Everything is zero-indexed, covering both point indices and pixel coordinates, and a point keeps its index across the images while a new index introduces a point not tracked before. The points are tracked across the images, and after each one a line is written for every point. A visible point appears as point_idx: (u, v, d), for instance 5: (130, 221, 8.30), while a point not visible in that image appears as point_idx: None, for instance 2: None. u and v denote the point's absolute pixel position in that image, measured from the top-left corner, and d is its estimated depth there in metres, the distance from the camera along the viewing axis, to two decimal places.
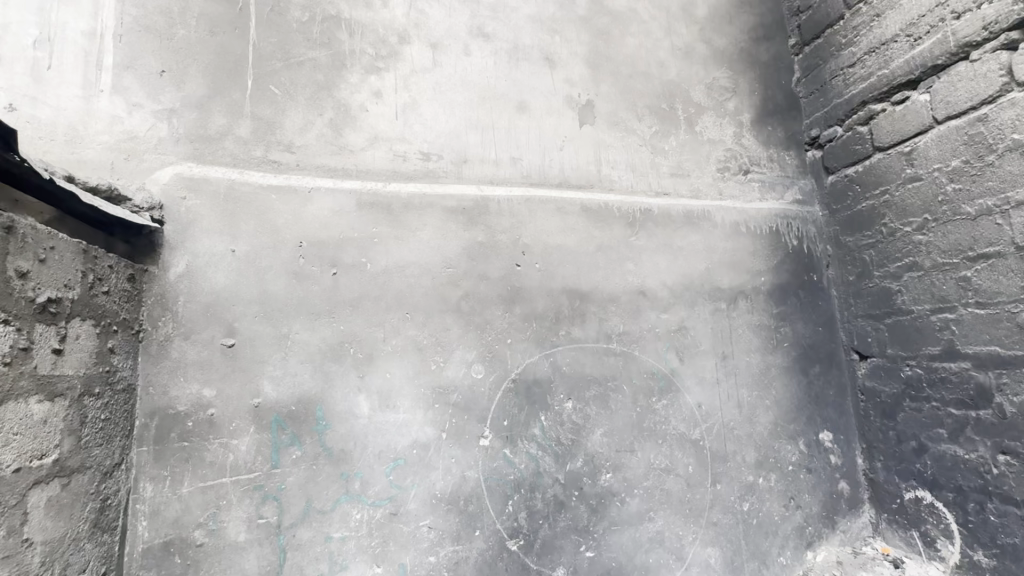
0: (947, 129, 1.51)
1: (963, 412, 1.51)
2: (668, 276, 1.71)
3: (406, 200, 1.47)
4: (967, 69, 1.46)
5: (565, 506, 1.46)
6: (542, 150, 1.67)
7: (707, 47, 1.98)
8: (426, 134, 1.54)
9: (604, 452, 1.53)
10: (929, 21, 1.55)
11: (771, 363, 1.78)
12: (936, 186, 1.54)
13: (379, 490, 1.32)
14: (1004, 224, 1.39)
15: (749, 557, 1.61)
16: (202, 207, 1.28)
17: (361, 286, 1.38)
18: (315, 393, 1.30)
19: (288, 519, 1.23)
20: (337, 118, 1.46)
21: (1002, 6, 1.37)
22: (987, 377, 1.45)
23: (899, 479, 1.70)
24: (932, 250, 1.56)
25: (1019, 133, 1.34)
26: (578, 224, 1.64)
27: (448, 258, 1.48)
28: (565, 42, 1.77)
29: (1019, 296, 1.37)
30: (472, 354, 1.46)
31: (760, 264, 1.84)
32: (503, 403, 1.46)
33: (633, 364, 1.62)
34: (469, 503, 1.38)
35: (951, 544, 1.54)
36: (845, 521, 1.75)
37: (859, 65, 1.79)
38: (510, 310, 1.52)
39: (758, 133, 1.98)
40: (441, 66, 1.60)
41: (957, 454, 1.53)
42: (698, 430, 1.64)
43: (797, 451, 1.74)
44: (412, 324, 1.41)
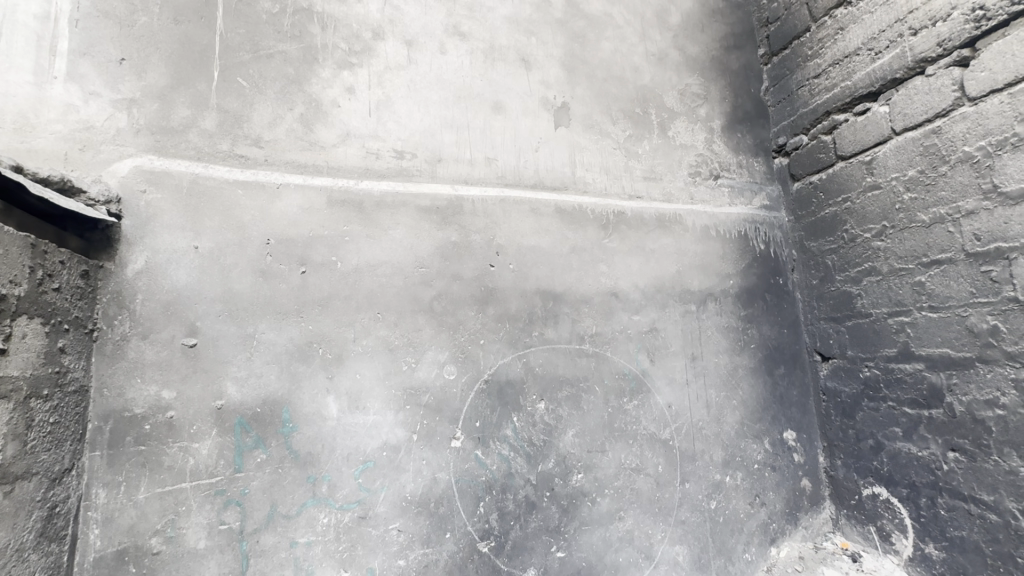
0: (904, 140, 1.58)
1: (916, 411, 1.57)
2: (640, 278, 1.74)
3: (379, 199, 1.45)
4: (923, 83, 1.52)
5: (536, 507, 1.46)
6: (516, 151, 1.67)
7: (681, 54, 2.02)
8: (399, 132, 1.52)
9: (576, 452, 1.54)
10: (889, 37, 1.61)
11: (739, 364, 1.83)
12: (893, 195, 1.60)
13: (348, 493, 1.29)
14: (955, 232, 1.45)
15: (716, 554, 1.65)
16: (163, 201, 1.23)
17: (331, 285, 1.36)
18: (281, 395, 1.27)
19: (251, 525, 1.20)
20: (308, 113, 1.42)
21: (954, 24, 1.43)
22: (939, 378, 1.51)
23: (857, 476, 1.76)
24: (890, 256, 1.62)
25: (969, 145, 1.40)
26: (552, 225, 1.65)
27: (421, 258, 1.46)
28: (541, 44, 1.77)
29: (968, 300, 1.42)
30: (445, 355, 1.45)
31: (729, 267, 1.88)
32: (475, 404, 1.45)
33: (606, 365, 1.63)
34: (440, 505, 1.37)
35: (905, 538, 1.60)
36: (807, 517, 1.82)
37: (824, 76, 1.86)
38: (483, 311, 1.51)
39: (729, 139, 2.03)
40: (416, 64, 1.58)
41: (911, 452, 1.59)
42: (668, 430, 1.67)
43: (762, 450, 1.79)
44: (383, 324, 1.39)
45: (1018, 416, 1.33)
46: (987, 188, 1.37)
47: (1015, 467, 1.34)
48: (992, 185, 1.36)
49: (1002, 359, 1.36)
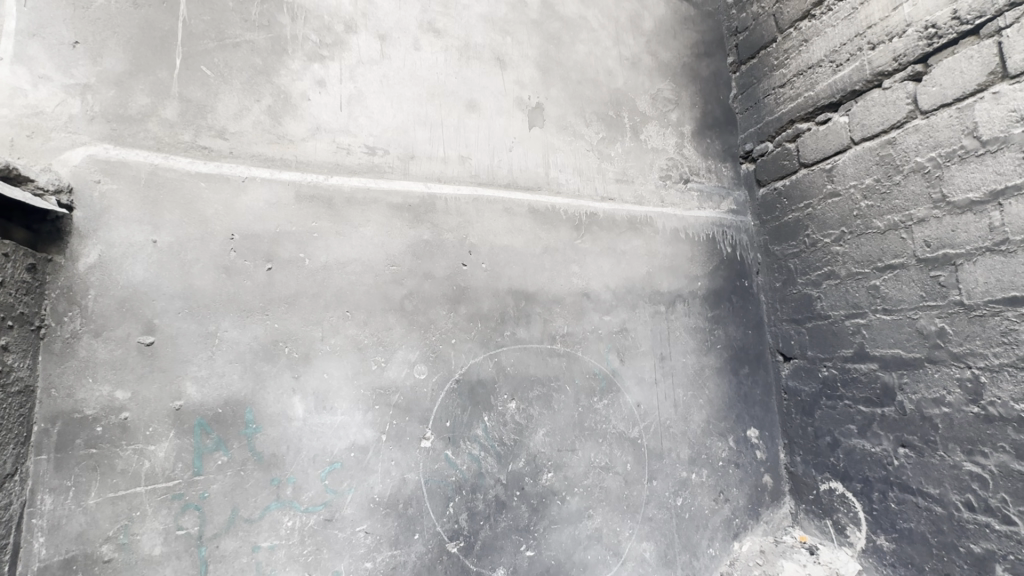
0: (862, 149, 1.65)
1: (871, 409, 1.64)
2: (611, 278, 1.76)
3: (349, 194, 1.42)
4: (880, 96, 1.59)
5: (506, 506, 1.46)
6: (490, 150, 1.67)
7: (654, 60, 2.06)
8: (371, 127, 1.50)
9: (546, 452, 1.55)
10: (849, 50, 1.68)
11: (705, 364, 1.88)
12: (852, 202, 1.67)
13: (314, 495, 1.26)
14: (908, 238, 1.51)
15: (681, 550, 1.69)
16: (119, 192, 1.18)
17: (298, 283, 1.32)
18: (244, 395, 1.23)
19: (210, 529, 1.16)
20: (276, 106, 1.39)
21: (909, 40, 1.49)
22: (891, 377, 1.57)
23: (815, 472, 1.84)
24: (848, 260, 1.69)
25: (921, 156, 1.47)
26: (525, 225, 1.65)
27: (392, 256, 1.44)
28: (516, 43, 1.78)
29: (919, 303, 1.49)
30: (415, 354, 1.43)
31: (698, 269, 1.93)
32: (446, 404, 1.44)
33: (576, 365, 1.65)
34: (409, 506, 1.35)
35: (858, 530, 1.67)
36: (768, 512, 1.88)
37: (788, 86, 1.93)
38: (455, 311, 1.50)
39: (698, 144, 2.08)
40: (389, 59, 1.56)
41: (866, 448, 1.66)
42: (637, 429, 1.70)
43: (727, 447, 1.85)
44: (352, 322, 1.37)
45: (962, 413, 1.40)
46: (937, 198, 1.44)
47: (959, 461, 1.41)
48: (941, 195, 1.42)
49: (948, 360, 1.42)
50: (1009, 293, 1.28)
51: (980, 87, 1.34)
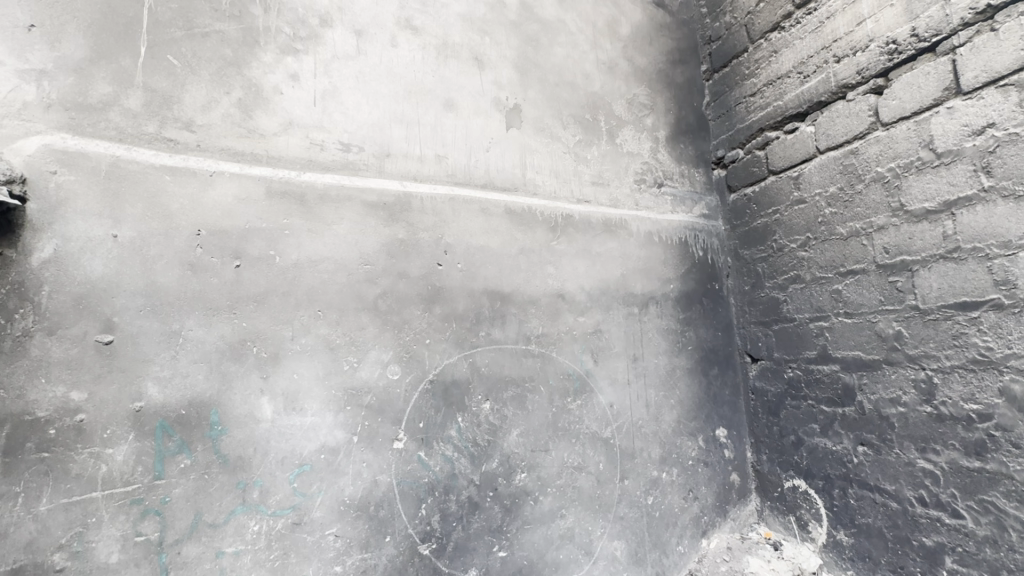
0: (827, 158, 1.71)
1: (832, 409, 1.70)
2: (586, 280, 1.78)
3: (322, 191, 1.40)
4: (844, 107, 1.65)
5: (479, 507, 1.46)
6: (468, 150, 1.66)
7: (630, 65, 2.09)
8: (346, 124, 1.47)
9: (520, 452, 1.55)
10: (815, 62, 1.74)
11: (676, 365, 1.92)
12: (817, 209, 1.73)
13: (282, 499, 1.23)
14: (868, 245, 1.57)
15: (651, 548, 1.71)
16: (78, 184, 1.12)
17: (268, 281, 1.29)
18: (209, 396, 1.19)
19: (172, 535, 1.12)
20: (247, 99, 1.35)
21: (872, 55, 1.56)
22: (852, 378, 1.63)
23: (780, 470, 1.90)
24: (813, 265, 1.75)
25: (882, 166, 1.53)
26: (501, 226, 1.65)
27: (366, 255, 1.42)
28: (494, 44, 1.78)
29: (878, 307, 1.55)
30: (388, 354, 1.41)
31: (670, 272, 1.97)
32: (419, 404, 1.43)
33: (551, 365, 1.66)
34: (380, 508, 1.34)
35: (819, 526, 1.73)
36: (735, 510, 1.94)
37: (758, 95, 1.99)
38: (429, 311, 1.49)
39: (673, 149, 2.12)
40: (365, 55, 1.54)
41: (827, 446, 1.71)
42: (609, 429, 1.72)
43: (696, 447, 1.89)
44: (323, 322, 1.34)
45: (916, 412, 1.45)
46: (895, 206, 1.50)
47: (913, 459, 1.47)
48: (899, 204, 1.49)
49: (903, 361, 1.48)
50: (960, 299, 1.35)
51: (936, 102, 1.40)
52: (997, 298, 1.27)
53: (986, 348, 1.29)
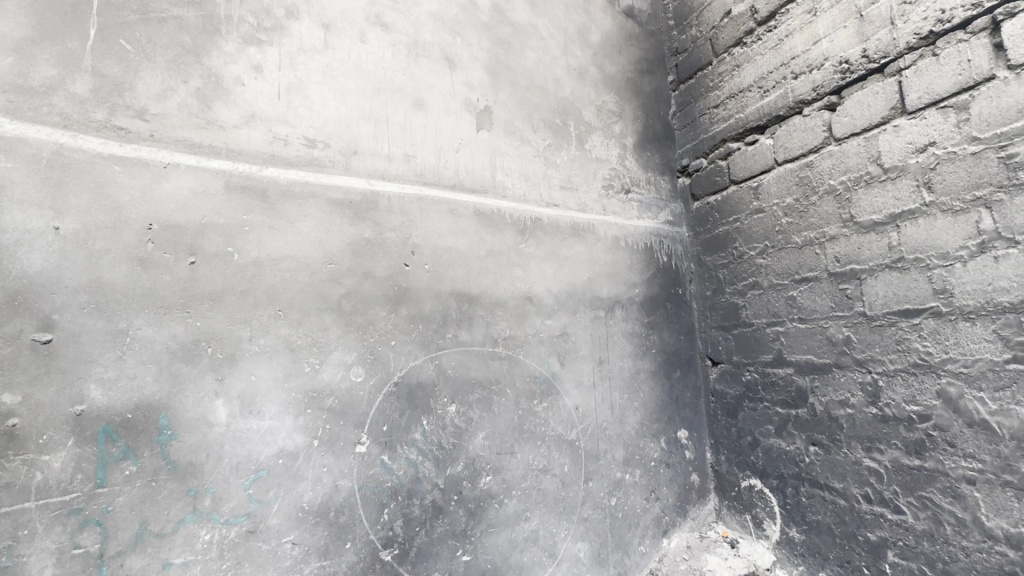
0: (784, 170, 1.78)
1: (786, 411, 1.77)
2: (554, 283, 1.80)
3: (285, 187, 1.35)
4: (801, 122, 1.73)
5: (443, 511, 1.44)
6: (437, 150, 1.65)
7: (600, 72, 2.13)
8: (312, 119, 1.44)
9: (485, 455, 1.54)
10: (774, 78, 1.81)
11: (641, 368, 1.96)
12: (774, 219, 1.80)
13: (236, 506, 1.18)
14: (821, 253, 1.65)
15: (614, 548, 1.74)
16: (15, 171, 1.04)
17: (225, 279, 1.24)
18: (158, 399, 1.13)
19: (114, 547, 1.05)
20: (206, 89, 1.29)
21: (826, 73, 1.63)
22: (805, 381, 1.70)
23: (737, 470, 1.96)
24: (770, 272, 1.82)
25: (834, 179, 1.61)
26: (469, 227, 1.65)
27: (330, 253, 1.39)
28: (466, 45, 1.77)
29: (829, 313, 1.62)
30: (352, 356, 1.38)
31: (635, 277, 2.02)
32: (384, 407, 1.40)
33: (517, 368, 1.66)
34: (340, 514, 1.30)
35: (773, 523, 1.80)
36: (694, 509, 1.99)
37: (721, 107, 2.06)
38: (395, 312, 1.46)
39: (640, 157, 2.17)
40: (333, 49, 1.50)
41: (781, 446, 1.78)
42: (574, 431, 1.73)
43: (658, 448, 1.93)
44: (284, 322, 1.30)
45: (863, 414, 1.53)
46: (846, 218, 1.58)
47: (860, 458, 1.54)
48: (849, 215, 1.57)
49: (852, 365, 1.56)
50: (903, 306, 1.42)
51: (884, 120, 1.48)
52: (936, 305, 1.35)
53: (926, 353, 1.37)
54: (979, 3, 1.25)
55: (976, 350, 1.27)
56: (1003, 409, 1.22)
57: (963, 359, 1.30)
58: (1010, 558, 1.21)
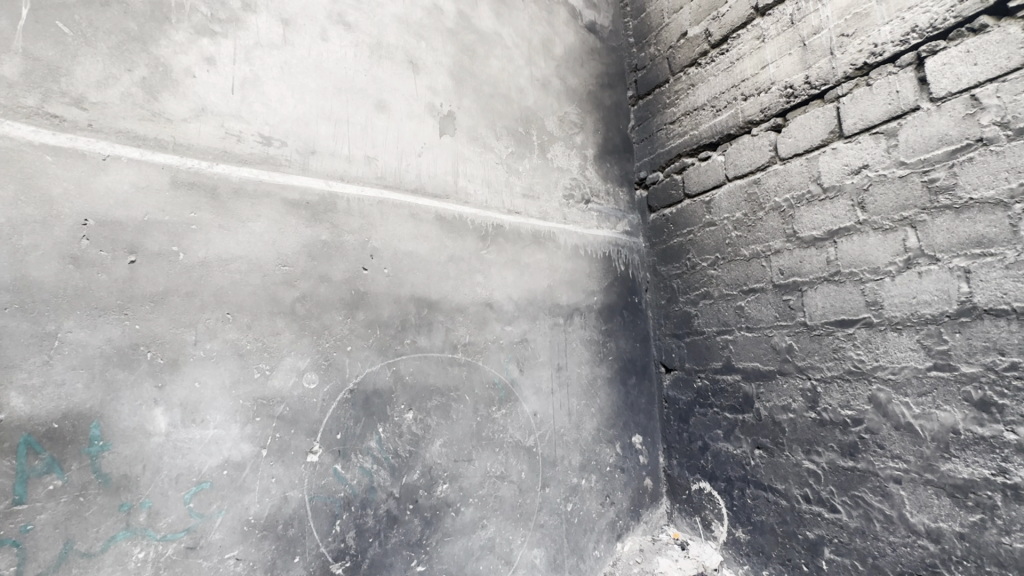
0: (734, 186, 1.87)
1: (734, 416, 1.84)
2: (514, 290, 1.81)
3: (237, 185, 1.30)
4: (750, 140, 1.82)
5: (398, 520, 1.41)
6: (399, 153, 1.63)
7: (562, 84, 2.17)
8: (268, 116, 1.39)
9: (442, 463, 1.52)
10: (726, 98, 1.91)
11: (598, 374, 2.00)
12: (725, 232, 1.89)
13: (174, 521, 1.11)
14: (767, 266, 1.74)
15: (570, 554, 1.75)
16: None
17: (168, 279, 1.17)
18: (90, 407, 1.05)
19: (33, 569, 0.96)
20: (153, 79, 1.23)
21: (773, 96, 1.73)
22: (751, 387, 1.78)
23: (688, 473, 2.03)
24: (720, 283, 1.90)
25: (779, 196, 1.71)
26: (430, 232, 1.63)
27: (284, 255, 1.34)
28: (430, 49, 1.76)
29: (774, 323, 1.71)
30: (305, 362, 1.33)
31: (594, 285, 2.06)
32: (338, 415, 1.36)
33: (476, 375, 1.65)
34: (289, 526, 1.25)
35: (721, 524, 1.87)
36: (648, 513, 2.04)
37: (677, 124, 2.14)
38: (352, 317, 1.43)
39: (600, 168, 2.23)
40: (292, 46, 1.46)
41: (729, 450, 1.85)
42: (532, 437, 1.74)
43: (613, 453, 1.97)
44: (233, 326, 1.24)
45: (803, 418, 1.61)
46: (789, 233, 1.67)
47: (800, 460, 1.62)
48: (792, 231, 1.66)
49: (793, 372, 1.64)
50: (839, 317, 1.52)
51: (823, 143, 1.59)
52: (868, 316, 1.45)
53: (859, 360, 1.47)
54: (906, 40, 1.37)
55: (903, 359, 1.37)
56: (925, 413, 1.33)
57: (891, 366, 1.40)
58: (931, 551, 1.31)
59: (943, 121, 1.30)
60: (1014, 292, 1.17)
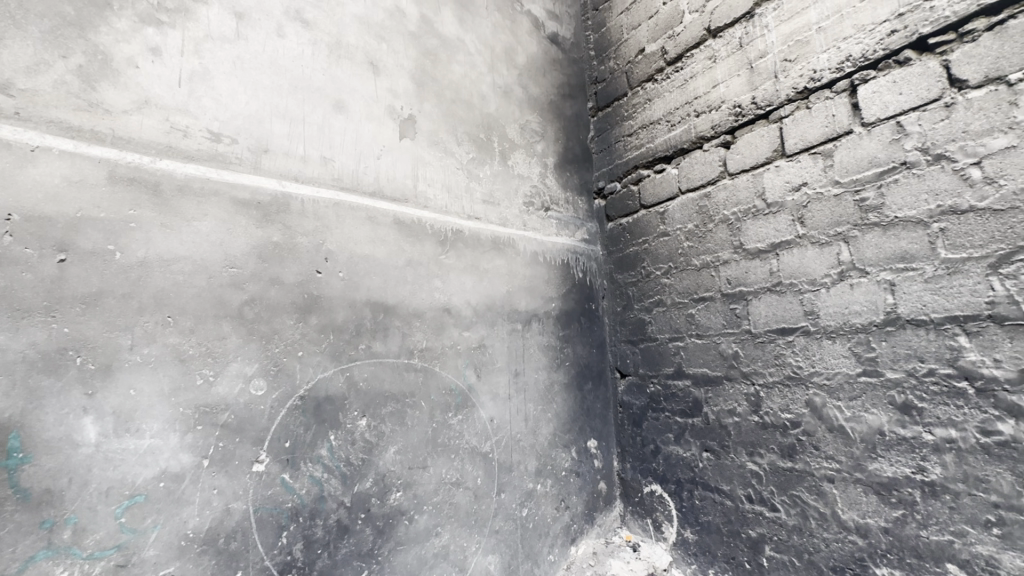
0: (686, 199, 1.95)
1: (684, 420, 1.91)
2: (473, 295, 1.81)
3: (182, 182, 1.24)
4: (701, 155, 1.90)
5: (349, 530, 1.38)
6: (357, 155, 1.60)
7: (524, 93, 2.20)
8: (218, 111, 1.34)
9: (396, 470, 1.50)
10: (680, 114, 1.98)
11: (555, 380, 2.02)
12: (677, 242, 1.96)
13: (102, 538, 1.04)
14: (716, 275, 1.81)
15: (524, 559, 1.76)
16: None
17: (103, 280, 1.10)
18: (8, 417, 0.97)
19: None
20: (91, 67, 1.16)
21: (722, 114, 1.82)
22: (700, 392, 1.85)
23: (640, 476, 2.08)
24: (673, 291, 1.97)
25: (727, 209, 1.79)
26: (388, 235, 1.61)
27: (232, 257, 1.29)
28: (392, 52, 1.75)
29: (721, 330, 1.78)
30: (252, 368, 1.28)
31: (552, 291, 2.09)
32: (287, 422, 1.32)
33: (433, 380, 1.64)
34: (232, 540, 1.19)
35: (670, 526, 1.93)
36: (602, 516, 2.08)
37: (634, 136, 2.21)
38: (304, 321, 1.39)
39: (559, 176, 2.27)
40: (246, 40, 1.42)
41: (679, 453, 1.91)
42: (488, 443, 1.74)
43: (569, 458, 2.00)
44: (173, 330, 1.18)
45: (747, 421, 1.69)
46: (736, 244, 1.75)
47: (744, 461, 1.69)
48: (739, 242, 1.74)
49: (738, 377, 1.72)
50: (781, 325, 1.61)
51: (768, 160, 1.68)
52: (806, 325, 1.54)
53: (798, 366, 1.56)
54: (841, 67, 1.47)
55: (836, 365, 1.46)
56: (855, 415, 1.42)
57: (825, 372, 1.49)
58: (860, 546, 1.39)
59: (872, 144, 1.40)
60: (932, 304, 1.27)
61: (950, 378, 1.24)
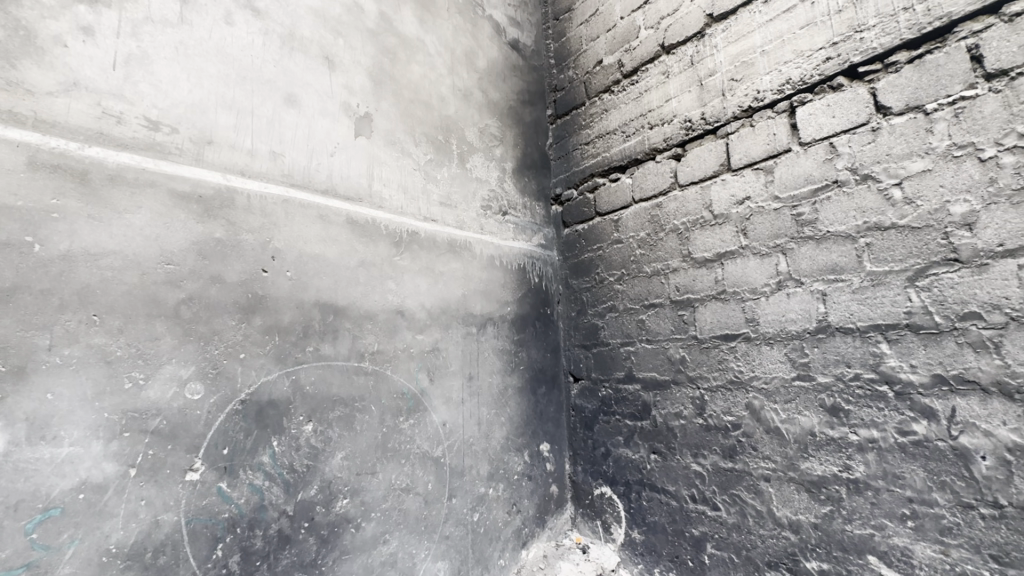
0: (639, 208, 2.00)
1: (633, 423, 1.96)
2: (427, 298, 1.79)
3: (113, 171, 1.16)
4: (654, 166, 1.97)
5: (290, 540, 1.32)
6: (309, 151, 1.55)
7: (484, 97, 2.21)
8: (157, 98, 1.26)
9: (343, 476, 1.46)
10: (635, 125, 2.04)
11: (509, 384, 2.03)
12: (630, 249, 2.02)
13: (9, 556, 0.94)
14: (665, 282, 1.88)
15: (474, 564, 1.75)
16: None
17: (18, 273, 1.01)
18: None
19: None
20: (11, 43, 1.07)
21: (674, 128, 1.89)
22: (649, 396, 1.91)
23: (591, 479, 2.11)
24: (625, 297, 2.02)
25: (677, 219, 1.86)
26: (340, 235, 1.57)
27: (168, 252, 1.22)
28: (348, 47, 1.71)
29: (669, 335, 1.85)
30: (188, 371, 1.21)
31: (508, 295, 2.10)
32: (225, 428, 1.25)
33: (383, 384, 1.60)
34: (160, 554, 1.12)
35: (619, 527, 1.97)
36: (553, 519, 2.10)
37: (591, 145, 2.26)
38: (247, 322, 1.33)
39: (517, 181, 2.29)
40: (190, 26, 1.35)
41: (628, 455, 1.96)
42: (440, 448, 1.72)
43: (521, 461, 2.01)
44: (99, 329, 1.10)
45: (692, 424, 1.75)
46: (684, 253, 1.82)
47: (689, 463, 1.75)
48: (687, 251, 1.81)
49: (685, 381, 1.78)
50: (724, 331, 1.68)
51: (715, 174, 1.75)
52: (746, 332, 1.62)
53: (740, 371, 1.63)
54: (782, 89, 1.56)
55: (773, 370, 1.55)
56: (790, 417, 1.50)
57: (764, 376, 1.57)
58: (792, 541, 1.47)
59: (808, 163, 1.50)
60: (858, 313, 1.37)
61: (873, 382, 1.34)
